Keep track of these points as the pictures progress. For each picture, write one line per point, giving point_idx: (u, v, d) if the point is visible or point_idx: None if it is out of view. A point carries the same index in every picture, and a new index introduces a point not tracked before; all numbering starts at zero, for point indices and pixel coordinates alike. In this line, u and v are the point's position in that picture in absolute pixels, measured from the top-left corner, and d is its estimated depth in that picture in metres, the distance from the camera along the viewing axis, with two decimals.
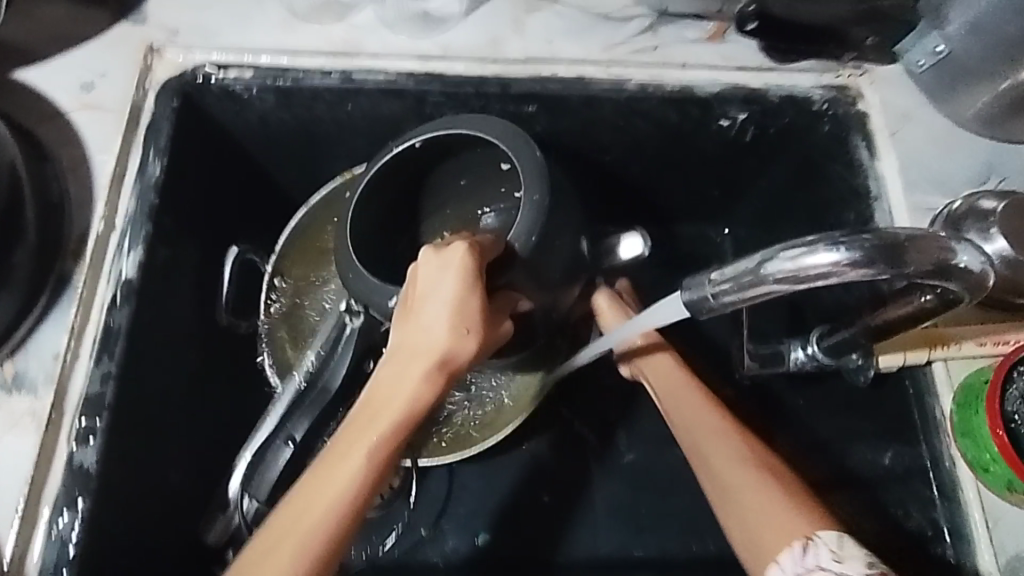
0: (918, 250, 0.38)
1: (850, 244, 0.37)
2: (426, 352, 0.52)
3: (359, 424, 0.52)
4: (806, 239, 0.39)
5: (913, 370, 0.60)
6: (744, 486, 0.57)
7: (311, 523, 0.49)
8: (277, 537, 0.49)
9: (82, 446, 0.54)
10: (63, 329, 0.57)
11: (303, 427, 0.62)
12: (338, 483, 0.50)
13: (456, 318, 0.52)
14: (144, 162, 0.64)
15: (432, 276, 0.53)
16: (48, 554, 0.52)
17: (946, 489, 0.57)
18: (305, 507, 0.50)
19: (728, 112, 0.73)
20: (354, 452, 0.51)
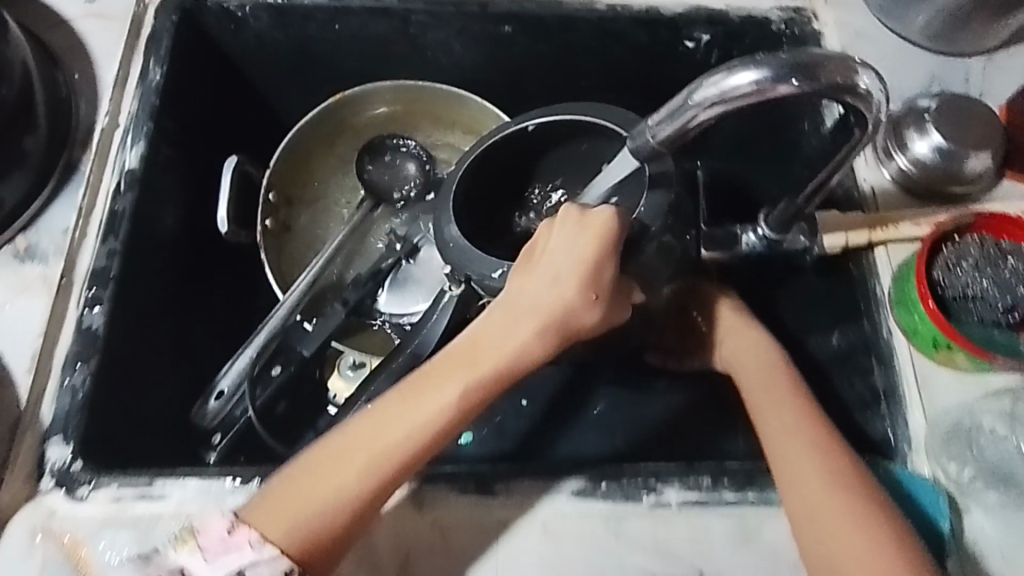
0: (826, 69, 0.41)
1: (765, 64, 0.42)
2: (538, 306, 0.54)
3: (453, 370, 0.54)
4: (726, 65, 0.43)
5: (858, 252, 0.65)
6: (845, 521, 0.50)
7: (383, 449, 0.52)
8: (347, 455, 0.52)
9: (89, 311, 0.59)
10: (72, 209, 0.62)
11: (310, 347, 0.73)
12: (417, 424, 0.52)
13: (586, 282, 0.53)
14: (146, 68, 0.69)
15: (567, 237, 0.54)
16: (60, 402, 0.56)
17: (884, 356, 0.62)
18: (380, 437, 0.52)
19: (693, 33, 0.77)
20: (442, 398, 0.53)
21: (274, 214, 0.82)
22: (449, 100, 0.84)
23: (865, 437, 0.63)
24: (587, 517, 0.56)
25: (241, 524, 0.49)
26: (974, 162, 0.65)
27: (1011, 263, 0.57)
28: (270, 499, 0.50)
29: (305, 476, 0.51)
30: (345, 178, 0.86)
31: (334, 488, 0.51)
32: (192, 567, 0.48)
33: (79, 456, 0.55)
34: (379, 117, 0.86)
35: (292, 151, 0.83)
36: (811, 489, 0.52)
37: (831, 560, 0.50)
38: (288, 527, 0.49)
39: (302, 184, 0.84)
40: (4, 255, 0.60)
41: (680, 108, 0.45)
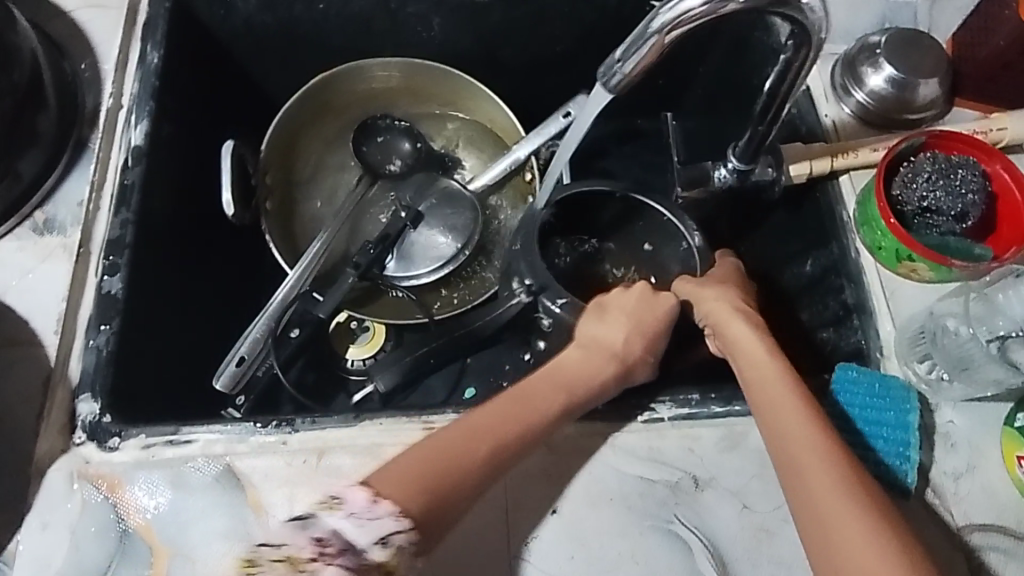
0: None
1: None
2: (613, 352, 0.62)
3: (548, 386, 0.59)
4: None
5: (824, 179, 0.70)
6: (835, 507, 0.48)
7: (489, 447, 0.54)
8: (458, 443, 0.53)
9: (108, 276, 0.63)
10: (84, 183, 0.66)
11: (327, 309, 0.74)
12: (521, 430, 0.55)
13: (650, 345, 0.64)
14: (145, 51, 0.73)
15: (647, 302, 0.65)
16: (86, 360, 0.60)
17: (853, 275, 0.66)
18: (494, 433, 0.55)
19: None
20: (543, 409, 0.57)
21: (273, 193, 0.85)
22: (430, 75, 0.87)
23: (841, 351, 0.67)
24: (588, 437, 0.59)
25: (378, 496, 0.49)
26: (926, 88, 0.70)
27: (961, 174, 0.61)
28: (391, 475, 0.51)
29: (420, 456, 0.52)
30: (334, 151, 0.90)
31: (448, 469, 0.52)
32: (345, 529, 0.46)
33: (107, 410, 0.58)
34: (361, 92, 0.88)
35: (283, 129, 0.85)
36: (814, 460, 0.51)
37: (837, 530, 0.48)
38: (417, 497, 0.50)
39: (292, 164, 0.87)
40: (24, 227, 0.64)
41: (641, 37, 0.49)
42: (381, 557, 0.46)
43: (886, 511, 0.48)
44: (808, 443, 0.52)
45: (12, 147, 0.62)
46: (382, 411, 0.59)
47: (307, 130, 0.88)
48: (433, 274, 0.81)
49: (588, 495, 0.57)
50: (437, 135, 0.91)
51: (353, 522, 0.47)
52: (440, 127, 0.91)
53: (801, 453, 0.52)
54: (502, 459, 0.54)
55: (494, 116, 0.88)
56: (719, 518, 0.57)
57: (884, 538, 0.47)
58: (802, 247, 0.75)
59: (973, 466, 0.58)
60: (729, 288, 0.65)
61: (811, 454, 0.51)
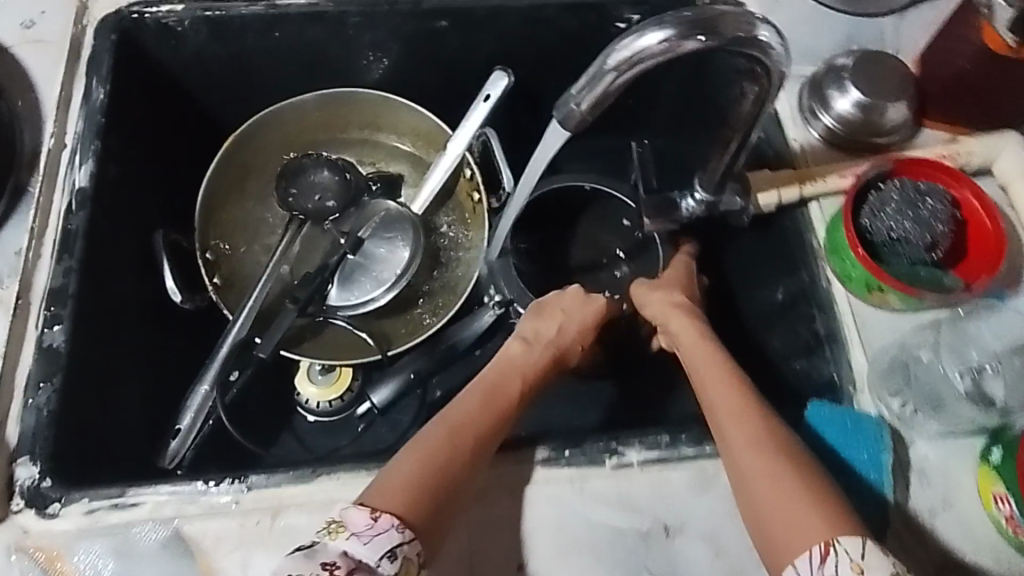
0: (724, 24, 0.44)
1: (670, 22, 0.44)
2: (549, 343, 0.65)
3: (508, 372, 0.62)
4: (634, 30, 0.45)
5: (792, 207, 0.68)
6: (767, 480, 0.51)
7: (460, 440, 0.54)
8: (426, 440, 0.54)
9: (49, 329, 0.60)
10: (24, 231, 0.63)
11: (269, 350, 0.76)
12: (485, 422, 0.56)
13: (582, 335, 0.67)
14: (88, 88, 0.70)
15: (575, 304, 0.67)
16: (26, 421, 0.57)
17: (824, 304, 0.64)
18: (470, 420, 0.56)
19: (623, 14, 0.81)
20: (507, 390, 0.60)
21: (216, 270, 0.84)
22: (330, 103, 0.87)
23: (812, 381, 0.66)
24: (553, 482, 0.57)
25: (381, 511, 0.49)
26: (894, 111, 0.68)
27: (929, 203, 0.60)
28: (385, 487, 0.51)
29: (408, 459, 0.53)
30: (269, 212, 0.88)
31: (437, 462, 0.53)
32: (354, 550, 0.47)
33: (47, 473, 0.56)
34: (273, 144, 0.88)
35: (209, 204, 0.85)
36: (743, 428, 0.54)
37: (765, 485, 0.51)
38: (407, 498, 0.50)
39: (224, 231, 0.86)
40: None
41: (596, 74, 0.46)
42: (394, 567, 0.47)
43: (810, 468, 0.51)
44: (738, 420, 0.54)
45: None
46: (337, 464, 0.57)
47: (241, 172, 0.87)
48: (388, 293, 0.84)
49: (555, 546, 0.55)
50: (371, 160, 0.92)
51: (360, 542, 0.47)
52: (368, 150, 0.92)
53: (734, 421, 0.54)
54: (486, 439, 0.56)
55: (412, 125, 0.89)
56: (690, 567, 0.55)
57: (808, 489, 0.50)
58: (771, 271, 0.73)
59: (948, 502, 0.57)
60: (671, 287, 0.68)
61: (739, 430, 0.54)
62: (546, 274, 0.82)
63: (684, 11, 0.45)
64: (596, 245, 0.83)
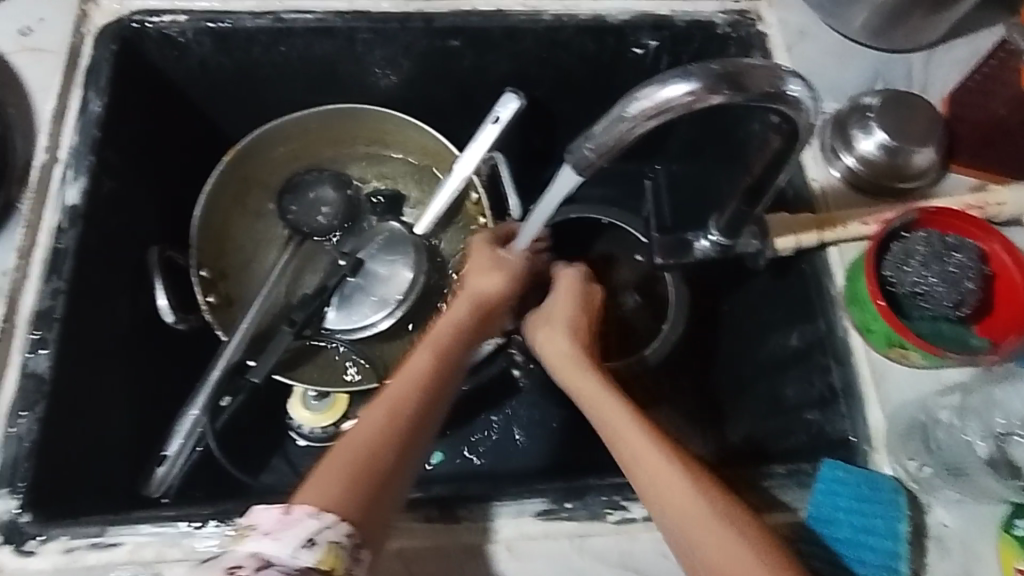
0: (752, 78, 0.41)
1: (698, 73, 0.41)
2: (473, 298, 0.65)
3: (440, 335, 0.61)
4: (655, 79, 0.43)
5: (810, 251, 0.66)
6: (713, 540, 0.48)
7: (393, 407, 0.54)
8: (364, 419, 0.53)
9: (34, 354, 0.58)
10: (12, 250, 0.61)
11: (267, 367, 0.75)
12: (415, 388, 0.56)
13: (505, 278, 0.66)
14: (85, 101, 0.68)
15: (475, 264, 0.67)
16: (6, 451, 0.54)
17: (841, 356, 0.62)
18: (385, 405, 0.54)
19: (640, 39, 0.79)
20: (418, 367, 0.58)
21: (213, 288, 0.81)
22: (338, 118, 0.84)
23: (824, 435, 0.63)
24: (553, 536, 0.55)
25: (319, 508, 0.47)
26: (922, 156, 0.66)
27: (956, 257, 0.57)
28: (315, 482, 0.49)
29: (341, 451, 0.51)
30: (267, 229, 0.86)
31: (368, 449, 0.51)
32: (263, 549, 0.44)
33: (27, 507, 0.53)
34: (275, 159, 0.86)
35: (208, 220, 0.82)
36: (657, 471, 0.51)
37: (697, 530, 0.49)
38: (343, 489, 0.48)
39: (222, 251, 0.83)
40: None
41: (615, 120, 0.43)
42: (315, 559, 0.44)
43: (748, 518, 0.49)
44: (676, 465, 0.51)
45: None
46: None
47: (243, 185, 0.85)
48: (388, 319, 0.81)
49: None
50: (375, 176, 0.90)
51: (273, 538, 0.44)
52: (372, 167, 0.90)
53: (644, 465, 0.52)
54: (410, 419, 0.54)
55: (421, 142, 0.87)
56: None
57: (743, 533, 0.48)
58: (784, 314, 0.70)
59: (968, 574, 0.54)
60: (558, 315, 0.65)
61: (681, 475, 0.51)
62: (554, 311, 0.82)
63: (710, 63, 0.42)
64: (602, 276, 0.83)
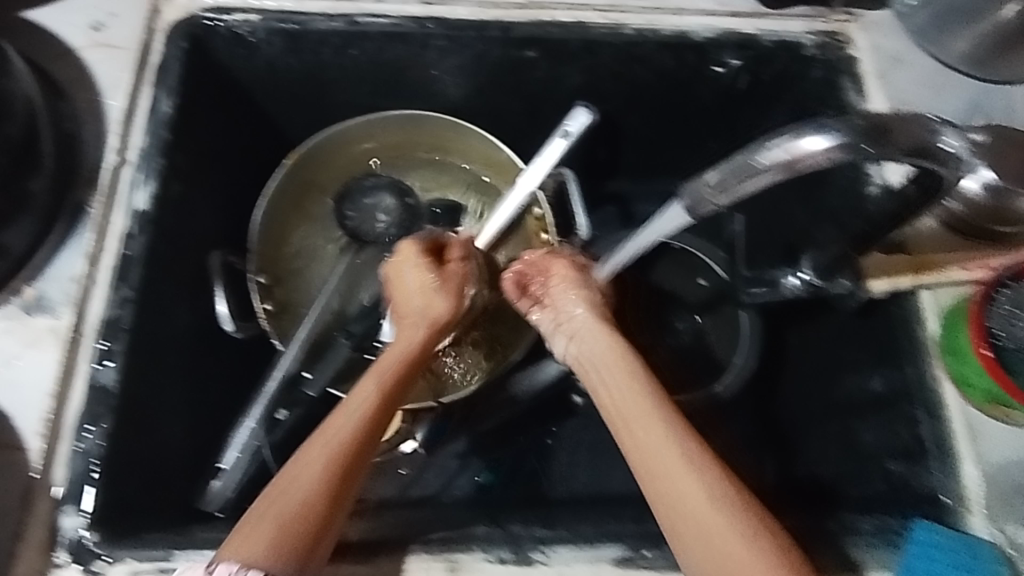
0: (901, 132, 0.38)
1: (838, 127, 0.38)
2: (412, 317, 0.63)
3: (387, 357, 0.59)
4: (791, 130, 0.40)
5: (901, 295, 0.62)
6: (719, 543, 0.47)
7: (329, 442, 0.53)
8: (303, 459, 0.52)
9: (101, 364, 0.56)
10: (80, 255, 0.59)
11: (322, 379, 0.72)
12: (353, 421, 0.54)
13: (442, 293, 0.64)
14: (155, 100, 0.66)
15: (407, 278, 0.65)
16: (73, 466, 0.53)
17: (933, 409, 0.59)
18: (326, 448, 0.52)
19: (723, 58, 0.75)
20: (358, 406, 0.55)
21: (269, 295, 0.79)
22: (402, 124, 0.81)
23: (908, 488, 0.60)
24: None
25: (242, 565, 0.47)
26: None
27: None
28: (246, 532, 0.48)
29: (279, 494, 0.50)
30: (324, 233, 0.84)
31: (303, 497, 0.50)
32: None
33: (93, 526, 0.52)
34: (335, 163, 0.83)
35: (266, 224, 0.80)
36: (679, 472, 0.50)
37: (707, 536, 0.48)
38: (273, 540, 0.48)
39: (279, 255, 0.81)
40: (11, 306, 0.57)
41: (742, 168, 0.42)
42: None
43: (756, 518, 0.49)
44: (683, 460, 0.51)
45: None
46: (399, 543, 0.54)
47: (301, 189, 0.82)
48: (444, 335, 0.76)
49: None
50: (434, 184, 0.86)
51: None
52: (432, 175, 0.86)
53: (664, 466, 0.51)
54: (346, 463, 0.52)
55: (484, 153, 0.84)
56: None
57: (751, 540, 0.47)
58: (862, 356, 0.68)
59: None
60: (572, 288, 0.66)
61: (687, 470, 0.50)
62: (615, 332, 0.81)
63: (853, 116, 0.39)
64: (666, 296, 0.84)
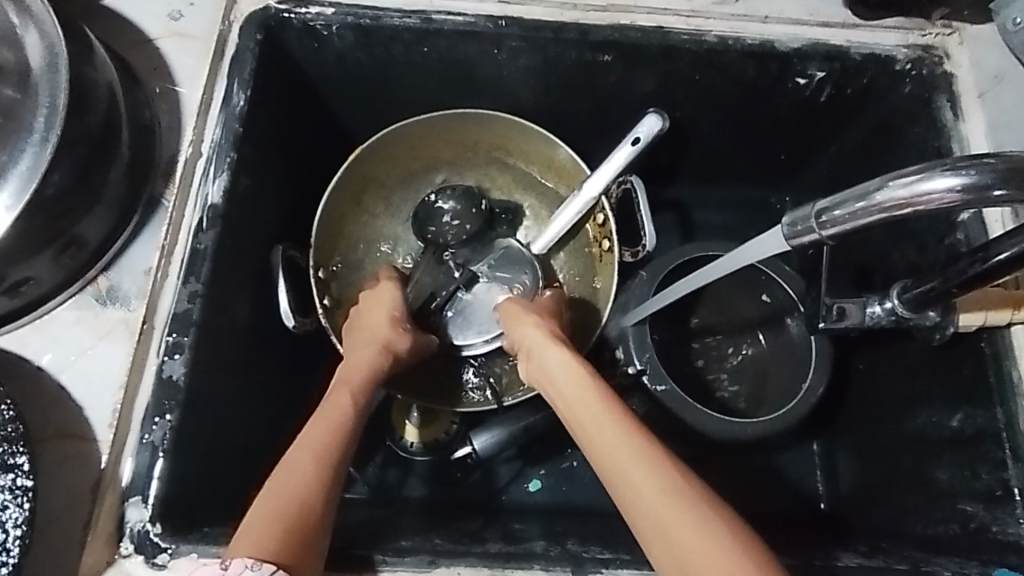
0: None
1: (970, 167, 0.35)
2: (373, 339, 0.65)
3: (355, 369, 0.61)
4: (914, 168, 0.37)
5: (992, 329, 0.59)
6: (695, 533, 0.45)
7: (314, 439, 0.53)
8: (294, 458, 0.51)
9: (170, 358, 0.56)
10: (153, 248, 0.59)
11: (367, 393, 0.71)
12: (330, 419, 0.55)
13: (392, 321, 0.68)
14: (229, 93, 0.65)
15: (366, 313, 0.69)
16: (139, 459, 0.53)
17: (1021, 452, 0.57)
18: (310, 447, 0.52)
19: (807, 69, 0.72)
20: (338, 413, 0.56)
21: (327, 291, 0.78)
22: (466, 123, 0.79)
23: (988, 534, 0.58)
24: None
25: (259, 558, 0.44)
26: None
27: None
28: (253, 531, 0.46)
29: (273, 494, 0.48)
30: (381, 227, 0.83)
31: (302, 493, 0.48)
32: None
33: (158, 519, 0.52)
34: (397, 159, 0.81)
35: (327, 219, 0.78)
36: (630, 464, 0.49)
37: (665, 524, 0.46)
38: (280, 538, 0.45)
39: (337, 250, 0.80)
40: (84, 296, 0.57)
41: (855, 205, 0.39)
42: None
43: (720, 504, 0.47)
44: (636, 453, 0.50)
45: (80, 207, 0.55)
46: (460, 555, 0.53)
47: (362, 183, 0.81)
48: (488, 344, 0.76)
49: None
50: (493, 184, 0.85)
51: None
52: (492, 174, 0.84)
53: (615, 460, 0.50)
54: (335, 457, 0.52)
55: (549, 155, 0.81)
56: None
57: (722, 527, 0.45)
58: (939, 389, 0.65)
59: None
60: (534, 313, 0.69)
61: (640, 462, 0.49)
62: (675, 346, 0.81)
63: (987, 154, 0.36)
64: (723, 311, 0.83)
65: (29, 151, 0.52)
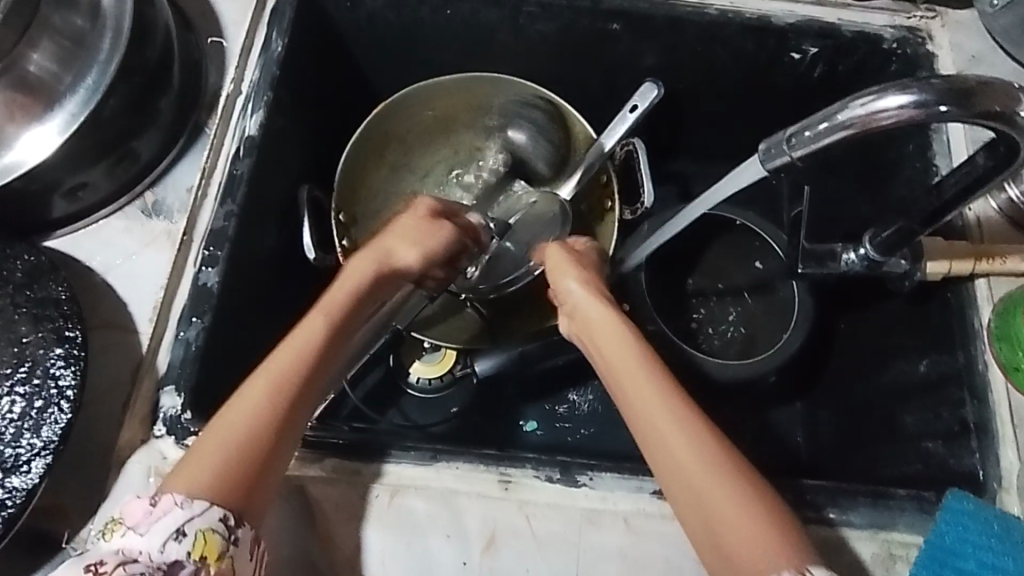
0: (980, 94, 0.41)
1: (918, 88, 0.41)
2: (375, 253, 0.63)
3: (339, 288, 0.59)
4: (871, 91, 0.43)
5: (959, 281, 0.64)
6: (732, 524, 0.45)
7: (276, 372, 0.51)
8: (249, 392, 0.51)
9: (206, 268, 0.62)
10: (195, 170, 0.66)
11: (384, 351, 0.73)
12: (298, 350, 0.53)
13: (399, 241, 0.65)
14: (269, 39, 0.71)
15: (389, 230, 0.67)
16: (174, 353, 0.59)
17: (977, 391, 0.62)
18: (266, 378, 0.51)
19: (802, 45, 0.78)
20: (310, 339, 0.54)
21: (347, 233, 0.82)
22: (485, 86, 0.85)
23: (947, 469, 0.62)
24: (669, 519, 0.57)
25: (189, 498, 0.46)
26: None
27: None
28: (190, 464, 0.48)
29: (219, 429, 0.49)
30: (401, 181, 0.89)
31: (247, 434, 0.48)
32: (132, 541, 0.45)
33: (188, 406, 0.57)
34: (418, 118, 0.87)
35: (348, 168, 0.84)
36: (678, 448, 0.49)
37: (699, 510, 0.47)
38: (215, 478, 0.47)
39: (355, 199, 0.85)
40: (133, 208, 0.64)
41: (822, 124, 0.44)
42: (184, 549, 0.45)
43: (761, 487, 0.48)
44: (679, 434, 0.49)
45: (135, 126, 0.61)
46: (458, 454, 0.58)
47: (384, 137, 0.86)
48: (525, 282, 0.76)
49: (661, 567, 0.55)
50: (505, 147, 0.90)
51: (141, 531, 0.45)
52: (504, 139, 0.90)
53: (665, 439, 0.49)
54: (294, 392, 0.51)
55: None
56: None
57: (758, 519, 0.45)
58: (914, 342, 0.70)
59: None
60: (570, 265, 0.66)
61: (683, 444, 0.49)
62: (669, 301, 0.86)
63: (934, 78, 0.42)
64: (719, 275, 0.87)
65: (95, 68, 0.58)
